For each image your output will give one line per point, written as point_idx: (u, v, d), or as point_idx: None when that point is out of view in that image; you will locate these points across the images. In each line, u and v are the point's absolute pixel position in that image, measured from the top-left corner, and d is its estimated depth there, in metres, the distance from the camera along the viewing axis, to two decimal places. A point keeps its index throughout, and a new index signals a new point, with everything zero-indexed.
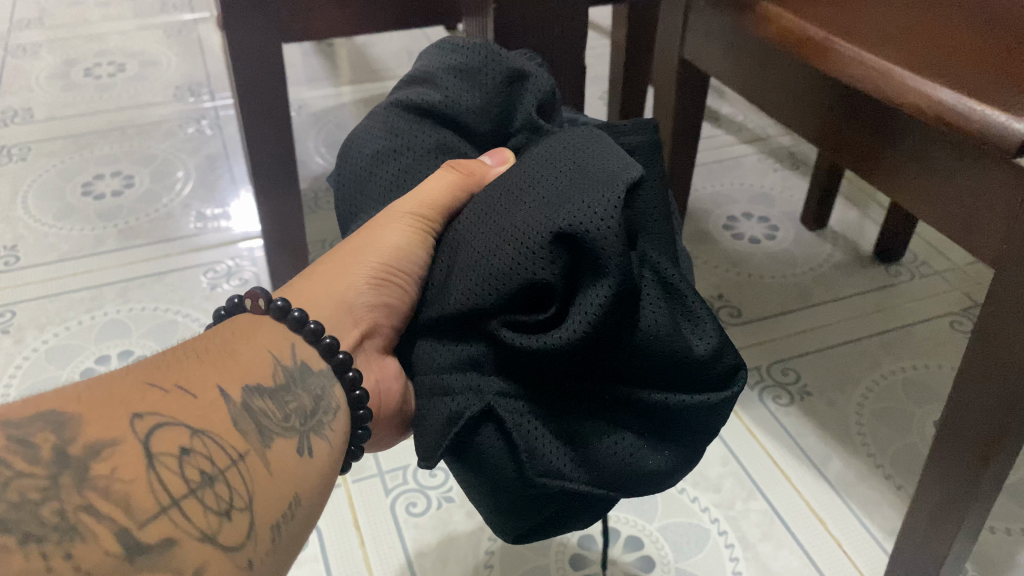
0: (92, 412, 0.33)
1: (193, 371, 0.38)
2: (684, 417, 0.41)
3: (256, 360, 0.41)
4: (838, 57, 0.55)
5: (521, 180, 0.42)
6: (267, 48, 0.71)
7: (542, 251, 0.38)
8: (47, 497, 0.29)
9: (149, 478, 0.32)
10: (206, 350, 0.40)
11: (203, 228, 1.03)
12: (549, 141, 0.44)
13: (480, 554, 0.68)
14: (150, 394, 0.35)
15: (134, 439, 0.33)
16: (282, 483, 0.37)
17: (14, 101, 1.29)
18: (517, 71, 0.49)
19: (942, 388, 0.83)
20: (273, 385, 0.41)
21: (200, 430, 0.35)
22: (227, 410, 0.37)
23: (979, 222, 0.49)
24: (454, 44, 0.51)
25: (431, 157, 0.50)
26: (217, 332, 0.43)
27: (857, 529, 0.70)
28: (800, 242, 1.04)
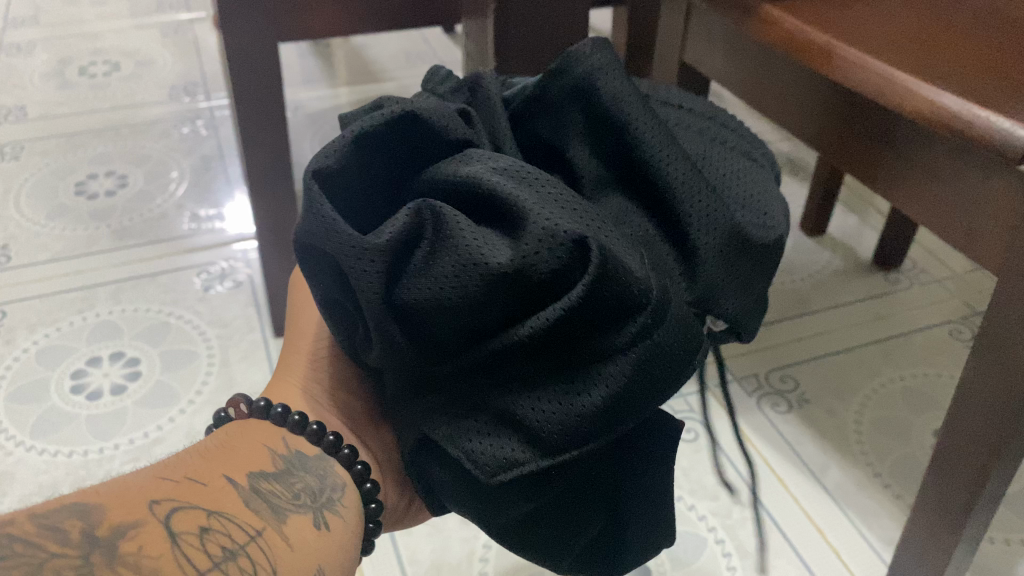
0: (112, 501, 0.33)
1: (198, 464, 0.38)
2: (576, 330, 0.33)
3: (255, 451, 0.40)
4: (840, 63, 0.53)
5: None
6: (262, 49, 0.70)
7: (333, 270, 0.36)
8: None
9: (174, 554, 0.32)
10: (206, 449, 0.40)
11: (197, 229, 1.02)
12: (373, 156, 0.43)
13: (474, 562, 0.67)
14: (163, 483, 0.36)
15: (154, 520, 0.33)
16: (306, 555, 0.35)
17: (7, 100, 1.28)
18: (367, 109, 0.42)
19: (942, 397, 0.82)
20: (276, 470, 0.39)
21: (215, 511, 0.35)
22: (238, 492, 0.36)
23: (984, 232, 0.48)
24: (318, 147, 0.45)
25: None
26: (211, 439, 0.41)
27: (856, 538, 0.70)
28: (799, 249, 1.04)
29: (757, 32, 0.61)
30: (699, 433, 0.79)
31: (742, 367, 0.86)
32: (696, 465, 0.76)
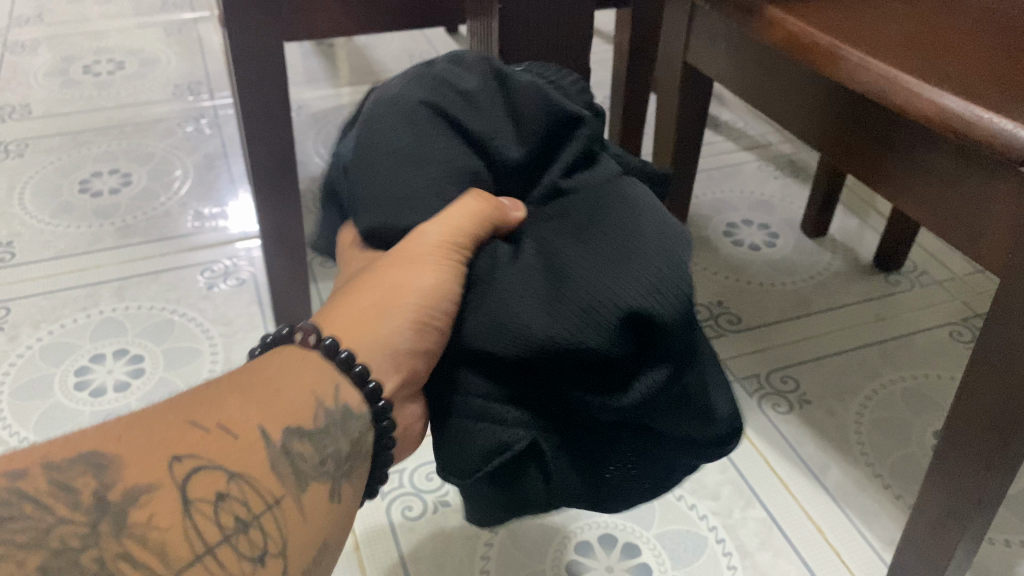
0: (133, 453, 0.36)
1: (233, 410, 0.39)
2: (681, 459, 0.46)
3: (298, 399, 0.40)
4: (844, 64, 0.53)
5: (409, 164, 0.45)
6: (267, 48, 0.70)
7: (613, 324, 0.39)
8: (86, 544, 0.33)
9: (183, 525, 0.35)
10: (250, 389, 0.40)
11: (200, 227, 1.02)
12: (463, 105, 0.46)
13: (476, 559, 0.67)
14: (190, 435, 0.37)
15: (170, 484, 0.36)
16: (315, 527, 0.39)
17: (12, 98, 1.28)
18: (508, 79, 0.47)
19: (942, 398, 0.83)
20: (313, 427, 0.40)
21: (236, 475, 0.37)
22: (265, 454, 0.38)
23: (986, 234, 0.49)
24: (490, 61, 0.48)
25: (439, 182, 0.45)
26: (261, 373, 0.41)
27: (855, 538, 0.70)
28: (800, 250, 1.04)
29: (761, 32, 0.61)
30: None
31: (742, 368, 0.87)
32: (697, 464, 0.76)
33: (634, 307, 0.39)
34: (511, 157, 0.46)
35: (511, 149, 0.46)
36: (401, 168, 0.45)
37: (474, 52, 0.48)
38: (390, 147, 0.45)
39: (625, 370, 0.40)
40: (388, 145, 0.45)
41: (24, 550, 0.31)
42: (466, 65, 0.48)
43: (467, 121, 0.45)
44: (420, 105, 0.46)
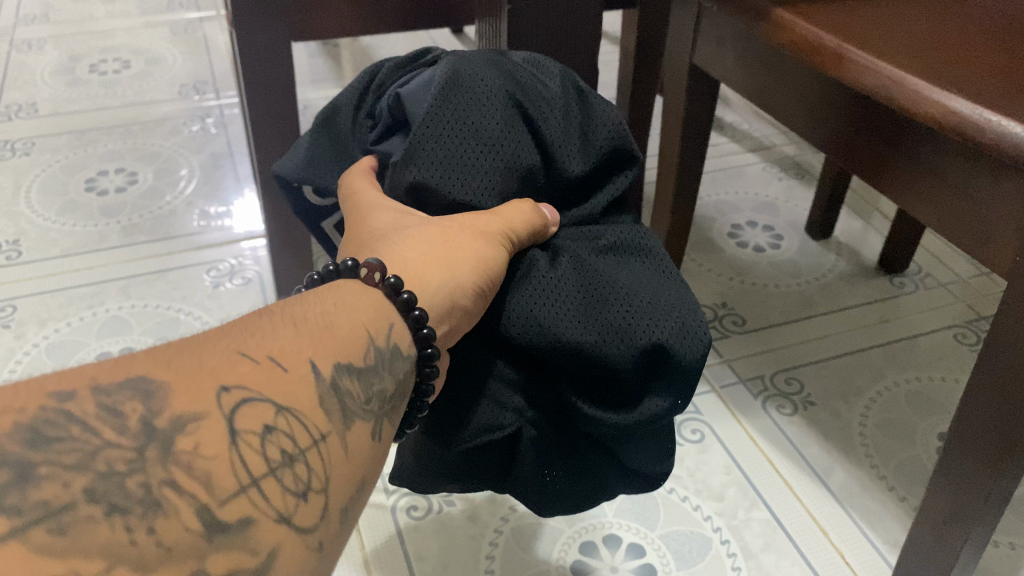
0: (179, 380, 0.31)
1: (287, 337, 0.35)
2: (606, 487, 0.51)
3: (351, 334, 0.38)
4: (851, 66, 0.54)
5: (473, 117, 0.45)
6: (275, 47, 0.70)
7: (634, 350, 0.43)
8: (133, 469, 0.28)
9: (231, 455, 0.30)
10: (305, 319, 0.37)
11: (206, 226, 1.02)
12: (534, 93, 0.48)
13: (481, 559, 0.67)
14: (239, 364, 0.33)
15: (218, 414, 0.31)
16: (356, 465, 0.35)
17: (19, 96, 1.29)
18: (586, 99, 0.50)
19: (946, 401, 0.83)
20: (363, 364, 0.37)
21: (286, 407, 0.33)
22: (316, 388, 0.34)
23: (994, 236, 0.49)
24: (569, 76, 0.51)
25: (487, 146, 0.45)
26: (317, 304, 0.39)
27: (859, 539, 0.70)
28: (804, 252, 1.04)
29: (768, 34, 0.61)
30: (705, 435, 0.79)
31: (745, 369, 0.87)
32: (702, 465, 0.76)
33: (656, 342, 0.43)
34: (573, 169, 0.48)
35: (577, 160, 0.48)
36: (478, 140, 0.45)
37: (553, 63, 0.51)
38: (471, 114, 0.45)
39: (626, 393, 0.45)
40: (467, 111, 0.46)
41: (69, 474, 0.26)
42: (546, 72, 0.50)
43: (546, 121, 0.47)
44: (507, 88, 0.47)
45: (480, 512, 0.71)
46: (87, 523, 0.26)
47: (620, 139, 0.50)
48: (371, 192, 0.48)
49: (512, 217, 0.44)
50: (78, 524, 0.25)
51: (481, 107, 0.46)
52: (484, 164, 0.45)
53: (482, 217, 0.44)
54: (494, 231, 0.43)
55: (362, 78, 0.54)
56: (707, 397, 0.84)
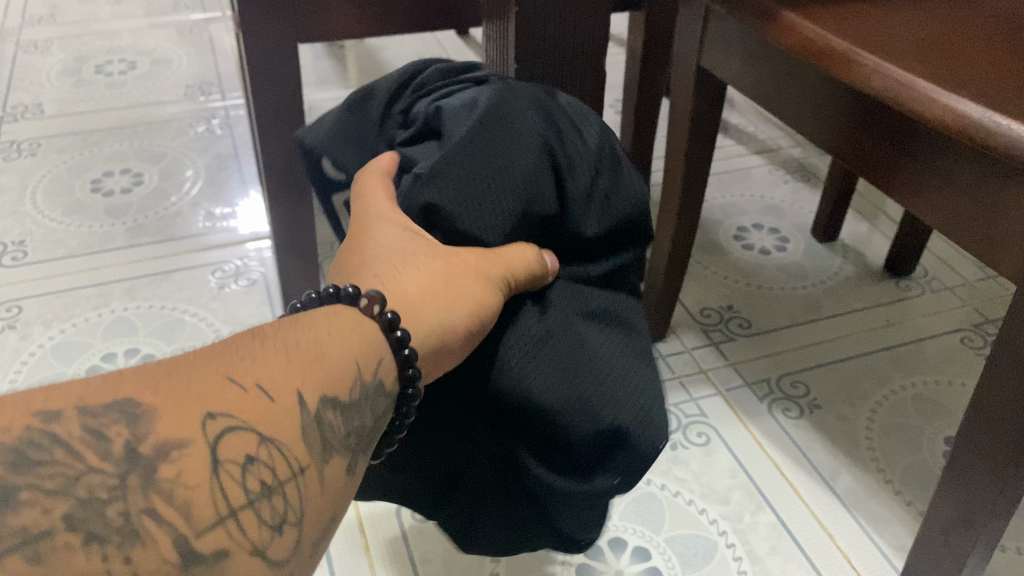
0: (167, 403, 0.30)
1: (274, 367, 0.34)
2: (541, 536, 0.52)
3: (341, 366, 0.36)
4: (860, 69, 0.53)
5: (504, 159, 0.44)
6: (283, 50, 0.71)
7: (596, 432, 0.43)
8: (113, 497, 0.27)
9: (213, 485, 0.29)
10: (297, 346, 0.36)
11: (212, 227, 1.02)
12: (570, 145, 0.47)
13: (486, 561, 0.67)
14: (226, 390, 0.32)
15: (203, 442, 0.30)
16: (330, 499, 0.34)
17: (25, 97, 1.29)
18: (620, 161, 0.49)
19: (953, 405, 0.82)
20: (349, 399, 0.36)
21: (269, 439, 0.32)
22: (302, 420, 0.33)
23: (1004, 240, 0.48)
24: (608, 133, 0.50)
25: (510, 191, 0.44)
26: (311, 330, 0.37)
27: (865, 544, 0.70)
28: (810, 254, 1.04)
29: (776, 38, 0.60)
30: (710, 438, 0.79)
31: (751, 373, 0.87)
32: (708, 469, 0.76)
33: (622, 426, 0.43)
34: (588, 226, 0.46)
35: (595, 220, 0.46)
36: (502, 177, 0.43)
37: (595, 118, 0.50)
38: (502, 156, 0.44)
39: (583, 464, 0.45)
40: (499, 153, 0.44)
41: (51, 500, 0.26)
42: (587, 126, 0.49)
43: (575, 172, 0.46)
44: (542, 132, 0.46)
45: None
46: (63, 552, 0.25)
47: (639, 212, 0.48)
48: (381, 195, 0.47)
49: (511, 259, 0.43)
50: (56, 552, 0.25)
51: (513, 147, 0.44)
52: (502, 207, 0.44)
53: (478, 253, 0.43)
54: (489, 274, 0.42)
55: (404, 75, 0.54)
56: (713, 401, 0.83)
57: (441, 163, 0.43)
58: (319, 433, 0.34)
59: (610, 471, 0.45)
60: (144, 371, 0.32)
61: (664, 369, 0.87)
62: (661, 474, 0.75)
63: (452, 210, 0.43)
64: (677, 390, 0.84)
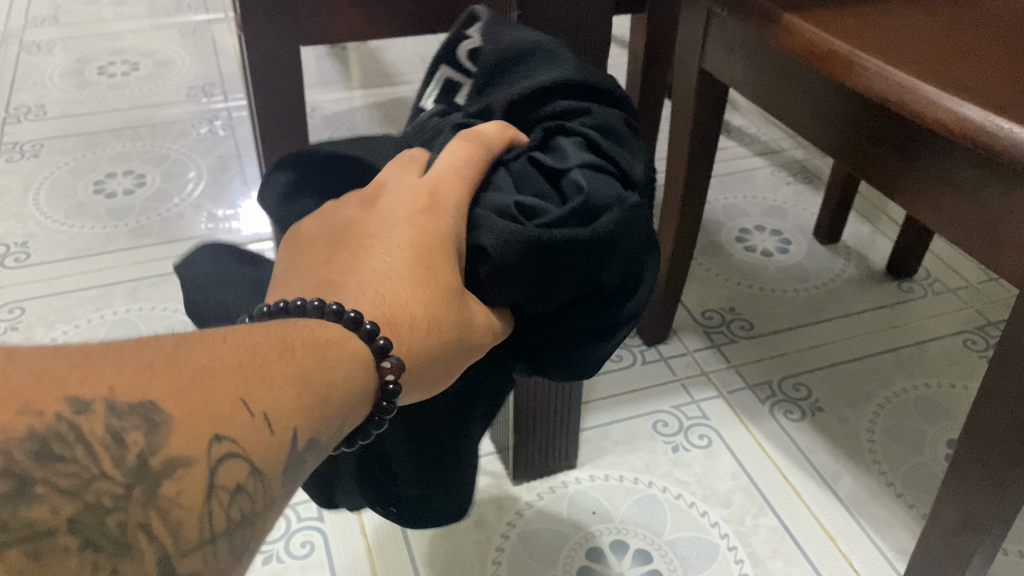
0: (178, 412, 0.26)
1: (290, 399, 0.29)
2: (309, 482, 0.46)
3: (333, 404, 0.31)
4: (863, 72, 0.53)
5: (524, 272, 0.39)
6: (281, 54, 0.72)
7: (433, 497, 0.44)
8: (116, 506, 0.24)
9: (204, 510, 0.25)
10: (305, 372, 0.30)
11: (214, 229, 1.02)
12: (594, 287, 0.41)
13: (488, 563, 0.67)
14: (236, 412, 0.27)
15: (203, 466, 0.26)
16: None
17: (28, 98, 1.29)
18: (619, 330, 0.44)
19: (955, 408, 0.82)
20: (334, 435, 0.31)
21: (260, 473, 0.28)
22: (290, 456, 0.29)
23: (1004, 243, 0.49)
24: (642, 295, 0.44)
25: (496, 288, 0.39)
26: (332, 362, 0.32)
27: (867, 546, 0.70)
28: (813, 257, 1.04)
29: (779, 40, 0.60)
30: (712, 440, 0.79)
31: (753, 375, 0.87)
32: (709, 471, 0.76)
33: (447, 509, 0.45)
34: (539, 340, 0.43)
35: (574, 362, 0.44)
36: (552, 283, 0.39)
37: (643, 275, 0.44)
38: (525, 270, 0.38)
39: (405, 503, 0.45)
40: (527, 267, 0.38)
41: (60, 498, 0.23)
42: (628, 276, 0.43)
43: (603, 321, 0.43)
44: (619, 273, 0.41)
45: (486, 517, 0.71)
46: (58, 556, 0.22)
47: (587, 374, 0.45)
48: (458, 190, 0.39)
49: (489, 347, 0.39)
50: (53, 557, 0.22)
51: (589, 268, 0.40)
52: (481, 294, 0.39)
53: (482, 321, 0.38)
54: (470, 359, 0.38)
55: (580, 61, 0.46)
56: (715, 404, 0.83)
57: (533, 234, 0.38)
58: (301, 463, 0.30)
59: (420, 524, 0.46)
60: (172, 357, 0.27)
61: (664, 370, 0.87)
62: (661, 476, 0.75)
63: (491, 273, 0.38)
64: (677, 392, 0.84)
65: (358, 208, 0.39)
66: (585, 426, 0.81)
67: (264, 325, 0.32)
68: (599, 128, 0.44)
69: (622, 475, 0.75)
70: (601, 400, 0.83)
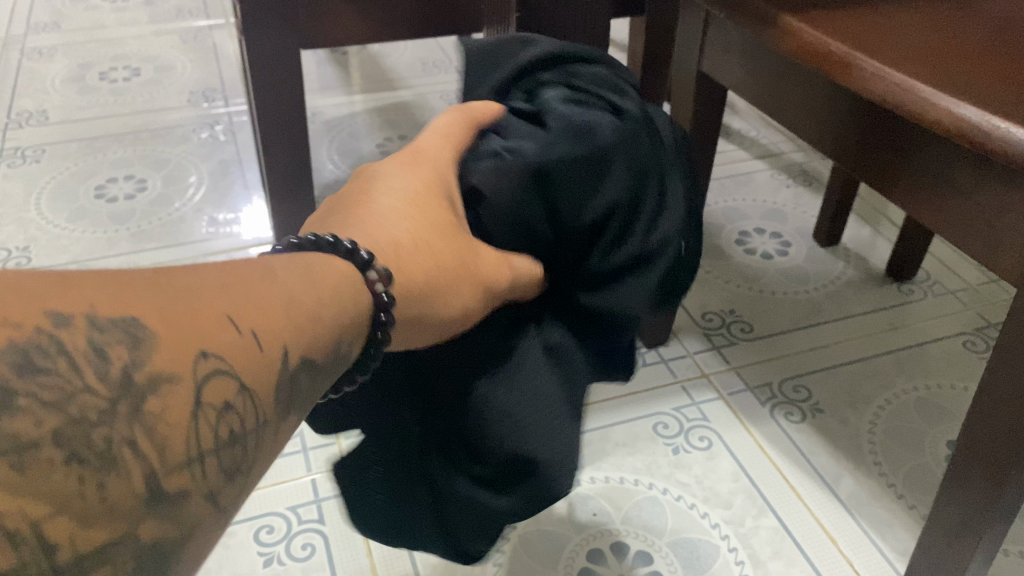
0: (166, 329, 0.26)
1: (278, 317, 0.30)
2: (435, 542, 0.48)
3: (323, 327, 0.32)
4: (859, 73, 0.53)
5: (519, 203, 0.44)
6: (282, 58, 0.73)
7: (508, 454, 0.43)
8: (100, 421, 0.23)
9: (192, 426, 0.26)
10: (297, 295, 0.31)
11: (214, 233, 1.03)
12: (592, 211, 0.45)
13: (489, 567, 0.67)
14: (223, 328, 0.28)
15: (189, 379, 0.26)
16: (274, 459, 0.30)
17: (29, 104, 1.30)
18: (639, 252, 0.46)
19: (955, 408, 0.82)
20: (323, 360, 0.32)
21: (248, 390, 0.28)
22: (278, 376, 0.30)
23: (1001, 243, 0.49)
24: (656, 220, 0.47)
25: (505, 229, 0.45)
26: (321, 289, 0.33)
27: (869, 549, 0.70)
28: (813, 259, 1.04)
29: (776, 41, 0.60)
30: (712, 442, 0.79)
31: (753, 377, 0.87)
32: (709, 472, 0.76)
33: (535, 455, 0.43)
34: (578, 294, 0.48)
35: (588, 303, 0.48)
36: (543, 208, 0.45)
37: (654, 205, 0.47)
38: (520, 202, 0.44)
39: (494, 475, 0.45)
40: (521, 200, 0.44)
41: (44, 411, 0.22)
42: (638, 207, 0.46)
43: (606, 251, 0.47)
44: (618, 209, 0.46)
45: None
46: (39, 470, 0.22)
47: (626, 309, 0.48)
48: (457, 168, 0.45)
49: (482, 294, 0.42)
50: (35, 469, 0.22)
51: (576, 190, 0.45)
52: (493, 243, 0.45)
53: (484, 270, 0.42)
54: (469, 305, 0.41)
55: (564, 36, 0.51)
56: (715, 405, 0.83)
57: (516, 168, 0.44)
58: (287, 389, 0.30)
59: (533, 501, 0.44)
60: (147, 277, 0.27)
61: (665, 373, 0.87)
62: (662, 478, 0.75)
63: (486, 211, 0.45)
64: (678, 394, 0.84)
65: (366, 183, 0.42)
66: (586, 427, 0.81)
67: (267, 259, 0.33)
68: (587, 81, 0.48)
69: (620, 475, 0.75)
70: (602, 402, 0.83)
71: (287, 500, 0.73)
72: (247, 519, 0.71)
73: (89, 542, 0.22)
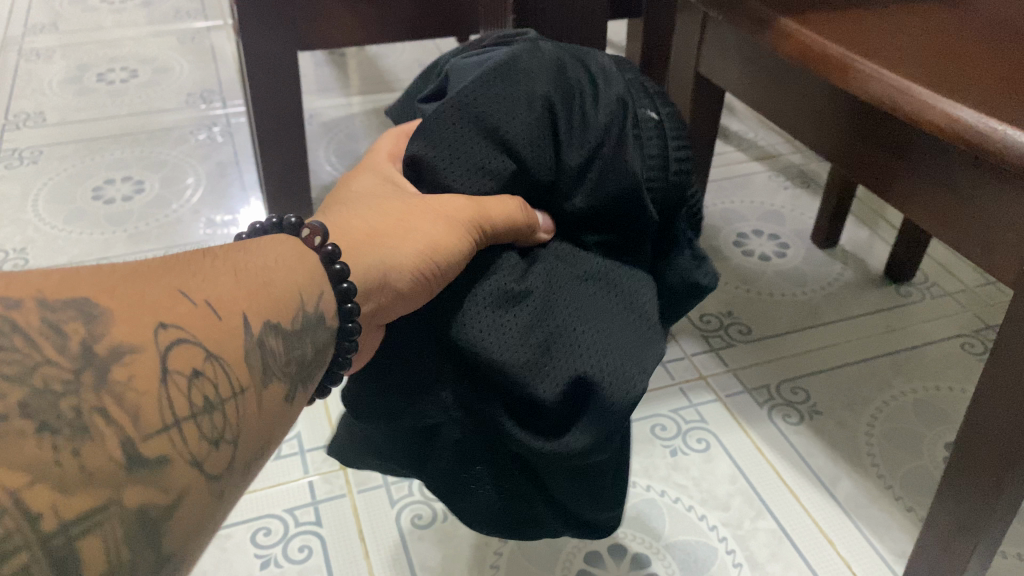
0: (123, 310, 0.30)
1: (230, 291, 0.35)
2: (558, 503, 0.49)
3: (282, 294, 0.37)
4: (857, 75, 0.53)
5: (467, 141, 0.43)
6: (280, 58, 0.73)
7: (555, 393, 0.41)
8: (67, 392, 0.27)
9: (161, 394, 0.30)
10: (246, 270, 0.36)
11: (212, 235, 1.02)
12: (537, 116, 0.44)
13: (486, 569, 0.67)
14: (179, 303, 0.32)
15: (153, 349, 0.30)
16: (264, 423, 0.34)
17: (27, 106, 1.30)
18: (604, 135, 0.44)
19: (953, 410, 0.82)
20: (291, 327, 0.36)
21: (214, 355, 0.32)
22: (244, 341, 0.34)
23: (997, 245, 0.49)
24: (603, 106, 0.45)
25: (473, 176, 0.43)
26: (272, 266, 0.38)
27: (867, 551, 0.69)
28: (812, 261, 1.04)
29: (773, 43, 0.60)
30: (710, 444, 0.79)
31: (750, 380, 0.86)
32: (708, 475, 0.76)
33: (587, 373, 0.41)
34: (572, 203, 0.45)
35: (585, 197, 0.45)
36: (494, 137, 0.43)
37: (595, 95, 0.46)
38: (470, 140, 0.43)
39: (553, 420, 0.43)
40: (468, 138, 0.43)
41: (8, 386, 0.26)
42: (580, 103, 0.45)
43: (570, 147, 0.44)
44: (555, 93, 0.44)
45: None
46: (15, 438, 0.25)
47: (627, 190, 0.44)
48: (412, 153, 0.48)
49: (455, 228, 0.42)
50: (8, 438, 0.25)
51: (509, 105, 0.43)
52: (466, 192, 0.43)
53: (452, 211, 0.42)
54: (443, 240, 0.41)
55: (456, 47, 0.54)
56: (713, 408, 0.83)
57: (446, 114, 0.43)
58: (259, 360, 0.34)
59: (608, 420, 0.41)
60: (100, 274, 0.32)
61: (664, 375, 0.87)
62: (660, 480, 0.75)
63: (441, 166, 0.44)
64: (676, 396, 0.84)
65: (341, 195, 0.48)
66: None
67: (237, 245, 0.39)
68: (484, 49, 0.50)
69: None
70: None
71: (284, 502, 0.73)
72: (244, 522, 0.71)
73: (71, 511, 0.25)
